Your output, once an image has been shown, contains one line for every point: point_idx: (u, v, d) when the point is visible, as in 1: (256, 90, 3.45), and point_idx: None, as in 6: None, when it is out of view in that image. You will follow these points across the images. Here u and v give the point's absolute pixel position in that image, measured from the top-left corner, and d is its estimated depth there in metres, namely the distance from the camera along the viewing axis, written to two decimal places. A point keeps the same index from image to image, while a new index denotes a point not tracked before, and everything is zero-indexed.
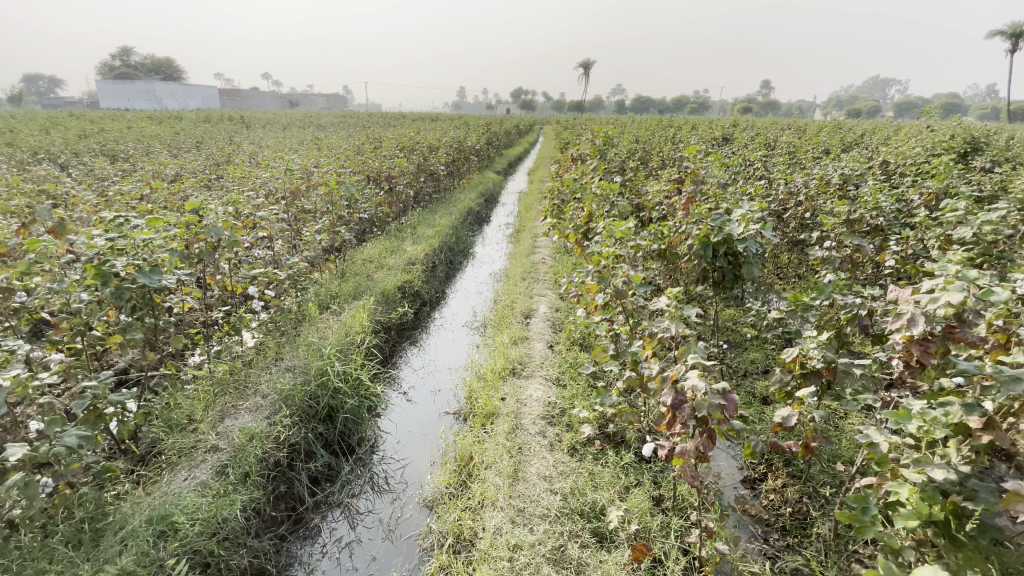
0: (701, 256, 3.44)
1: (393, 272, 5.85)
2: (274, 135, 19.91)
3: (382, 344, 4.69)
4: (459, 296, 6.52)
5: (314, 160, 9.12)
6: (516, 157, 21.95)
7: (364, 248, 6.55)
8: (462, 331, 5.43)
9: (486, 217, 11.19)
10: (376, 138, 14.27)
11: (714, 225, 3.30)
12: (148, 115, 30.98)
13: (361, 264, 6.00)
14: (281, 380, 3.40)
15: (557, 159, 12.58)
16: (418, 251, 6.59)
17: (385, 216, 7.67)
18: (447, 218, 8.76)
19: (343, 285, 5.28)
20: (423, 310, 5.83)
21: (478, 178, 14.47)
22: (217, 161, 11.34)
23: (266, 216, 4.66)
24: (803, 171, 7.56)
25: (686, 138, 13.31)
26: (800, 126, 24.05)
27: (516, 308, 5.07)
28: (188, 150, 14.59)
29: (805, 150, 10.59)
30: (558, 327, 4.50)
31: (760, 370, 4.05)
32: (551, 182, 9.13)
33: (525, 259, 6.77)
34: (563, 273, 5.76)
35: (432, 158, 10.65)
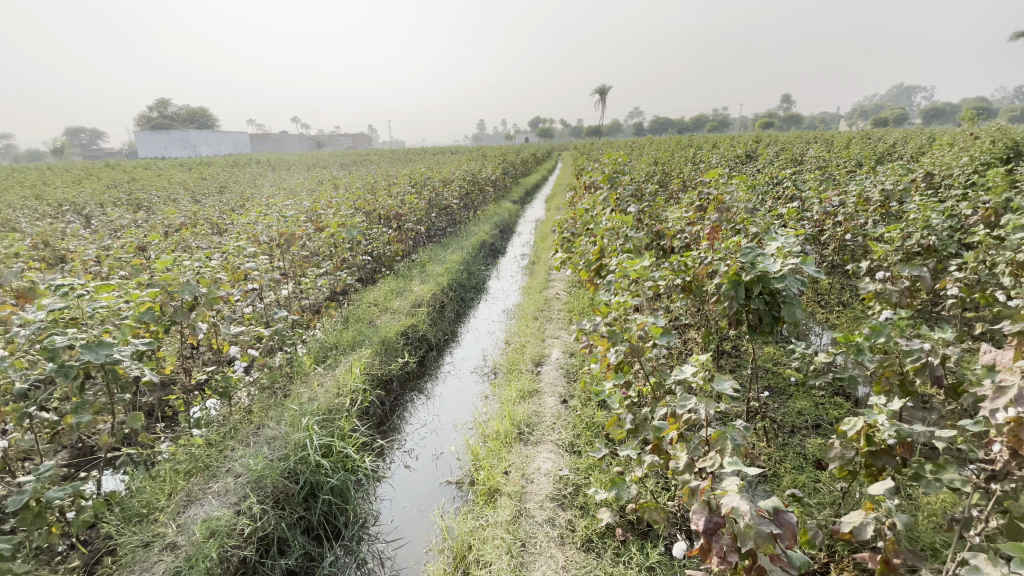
0: (730, 297, 2.96)
1: (397, 315, 5.49)
2: (296, 176, 20.36)
3: (381, 400, 4.28)
4: (469, 337, 6.09)
5: (323, 200, 8.97)
6: (533, 185, 21.75)
7: (369, 291, 6.24)
8: (470, 379, 4.99)
9: (501, 248, 10.87)
10: (391, 174, 14.28)
11: (744, 262, 2.83)
12: (180, 163, 32.32)
13: (364, 308, 5.67)
14: (255, 456, 3.01)
15: (572, 185, 12.24)
16: (425, 292, 6.24)
17: (393, 255, 7.37)
18: (458, 253, 8.43)
19: (342, 334, 4.94)
20: (429, 355, 5.41)
21: (493, 209, 14.21)
22: (231, 205, 11.35)
23: (257, 266, 4.39)
24: (837, 187, 7.00)
25: (707, 158, 12.87)
26: (824, 139, 23.39)
27: (527, 353, 4.63)
28: (211, 196, 14.90)
29: (835, 164, 9.96)
30: (573, 376, 4.04)
31: (808, 423, 3.49)
32: (566, 211, 8.73)
33: (539, 295, 6.34)
34: (578, 311, 5.30)
35: (445, 192, 10.45)
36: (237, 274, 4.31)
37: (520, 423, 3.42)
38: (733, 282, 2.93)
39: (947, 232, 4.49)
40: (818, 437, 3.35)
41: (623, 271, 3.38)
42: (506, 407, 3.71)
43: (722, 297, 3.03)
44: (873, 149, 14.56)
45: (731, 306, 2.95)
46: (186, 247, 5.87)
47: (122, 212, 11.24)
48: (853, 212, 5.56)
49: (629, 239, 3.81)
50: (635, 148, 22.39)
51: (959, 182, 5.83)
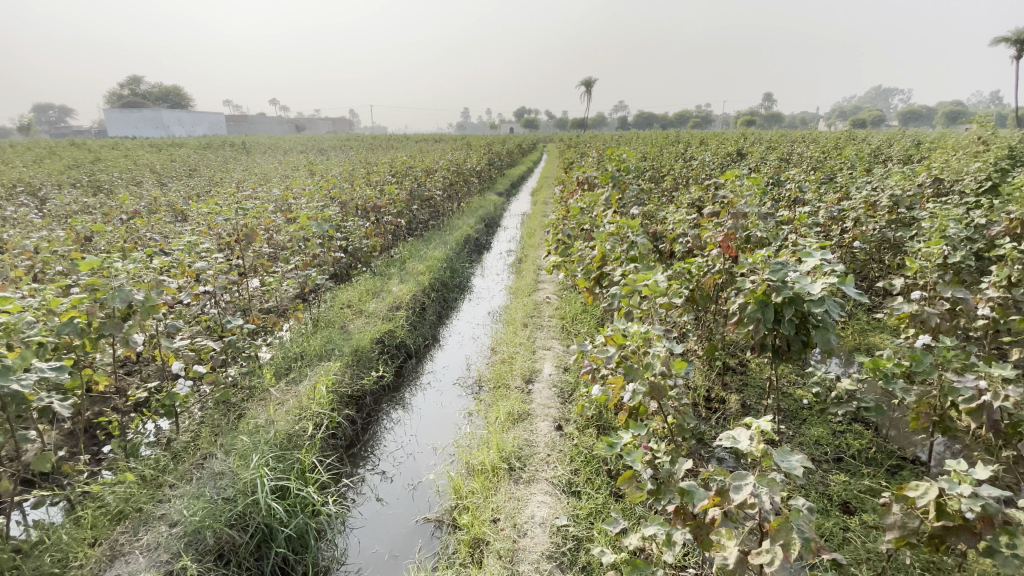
0: (755, 320, 2.57)
1: (372, 320, 5.00)
2: (271, 161, 19.48)
3: (350, 420, 3.82)
4: (451, 343, 5.63)
5: (296, 189, 8.36)
6: (518, 176, 21.20)
7: (342, 291, 5.73)
8: (452, 392, 4.54)
9: (486, 243, 10.41)
10: (371, 162, 13.64)
11: (774, 281, 2.44)
12: (149, 142, 30.90)
13: (335, 312, 5.16)
14: (196, 499, 2.54)
15: (561, 179, 11.80)
16: (404, 293, 5.76)
17: (370, 251, 6.85)
18: (441, 249, 7.93)
19: (309, 342, 4.44)
20: (407, 365, 4.95)
21: (477, 201, 13.69)
22: (198, 192, 10.63)
23: (210, 265, 3.85)
24: (839, 189, 6.72)
25: (699, 155, 12.59)
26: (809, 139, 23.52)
27: (515, 366, 4.20)
28: (177, 179, 14.05)
29: (831, 165, 9.70)
30: (568, 397, 3.63)
31: (828, 456, 3.16)
32: (555, 207, 8.29)
33: (527, 299, 5.91)
34: (570, 320, 4.88)
35: (427, 184, 9.91)
36: (186, 275, 3.78)
37: (510, 455, 3.00)
38: (760, 302, 2.54)
39: (968, 243, 4.19)
40: (841, 473, 3.01)
41: (630, 285, 2.97)
42: (493, 434, 3.29)
43: (744, 318, 2.65)
44: (864, 149, 14.40)
45: (756, 330, 2.57)
46: (136, 239, 5.26)
47: (77, 195, 10.41)
48: (861, 218, 5.24)
49: (634, 246, 3.40)
50: (624, 142, 22.01)
51: (969, 188, 5.57)
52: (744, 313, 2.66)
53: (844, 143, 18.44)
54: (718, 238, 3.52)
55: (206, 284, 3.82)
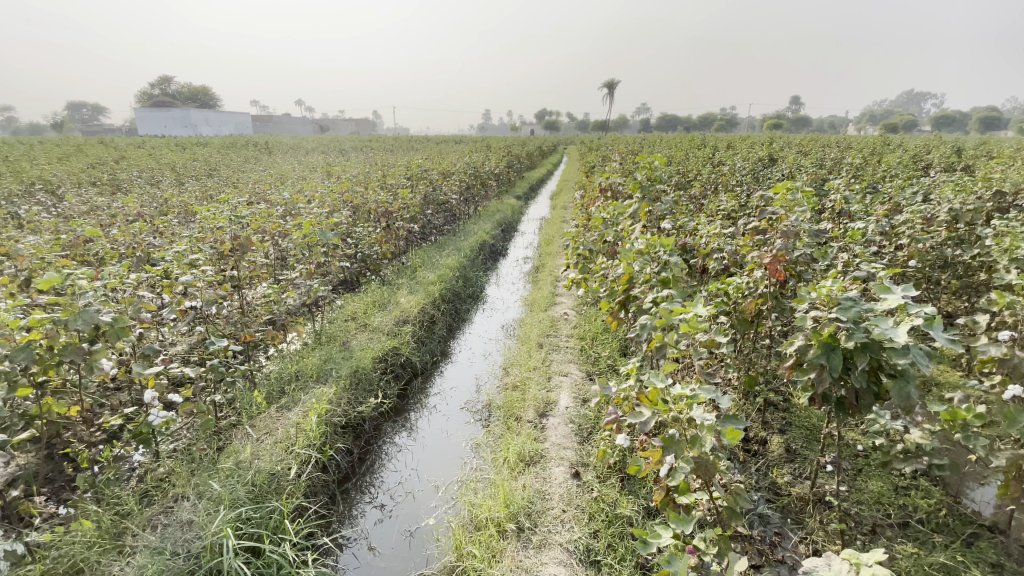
0: (818, 366, 2.14)
1: (376, 336, 4.64)
2: (290, 161, 19.43)
3: (344, 451, 3.46)
4: (462, 361, 5.25)
5: (307, 192, 8.09)
6: (538, 180, 20.76)
7: (346, 304, 5.40)
8: (458, 419, 4.15)
9: (502, 249, 10.03)
10: (388, 164, 13.37)
11: (844, 321, 2.01)
12: (175, 141, 31.41)
13: (338, 327, 4.83)
14: (153, 560, 2.20)
15: (581, 184, 11.35)
16: (412, 305, 5.39)
17: (379, 259, 6.51)
18: (454, 256, 7.56)
19: (306, 361, 4.11)
20: (413, 385, 4.58)
21: (495, 205, 13.31)
22: (211, 193, 10.46)
23: (197, 278, 3.55)
24: (887, 201, 6.15)
25: (727, 159, 12.04)
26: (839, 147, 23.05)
27: (529, 395, 3.80)
28: (194, 179, 14.01)
29: (873, 173, 9.04)
30: (586, 436, 3.22)
31: (892, 520, 2.68)
32: (575, 214, 7.85)
33: (543, 315, 5.49)
34: (590, 342, 4.45)
35: (442, 187, 9.57)
36: (170, 289, 3.48)
37: (519, 510, 2.60)
38: (825, 346, 2.10)
39: None
40: (910, 544, 2.53)
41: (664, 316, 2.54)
42: (500, 480, 2.89)
43: (802, 362, 2.21)
44: (904, 156, 13.58)
45: (819, 378, 2.13)
46: (133, 245, 5.01)
47: (94, 194, 10.35)
48: (918, 235, 4.69)
49: (666, 268, 2.98)
50: (647, 147, 21.43)
51: None
52: (803, 357, 2.22)
53: (881, 149, 17.58)
54: (764, 259, 3.08)
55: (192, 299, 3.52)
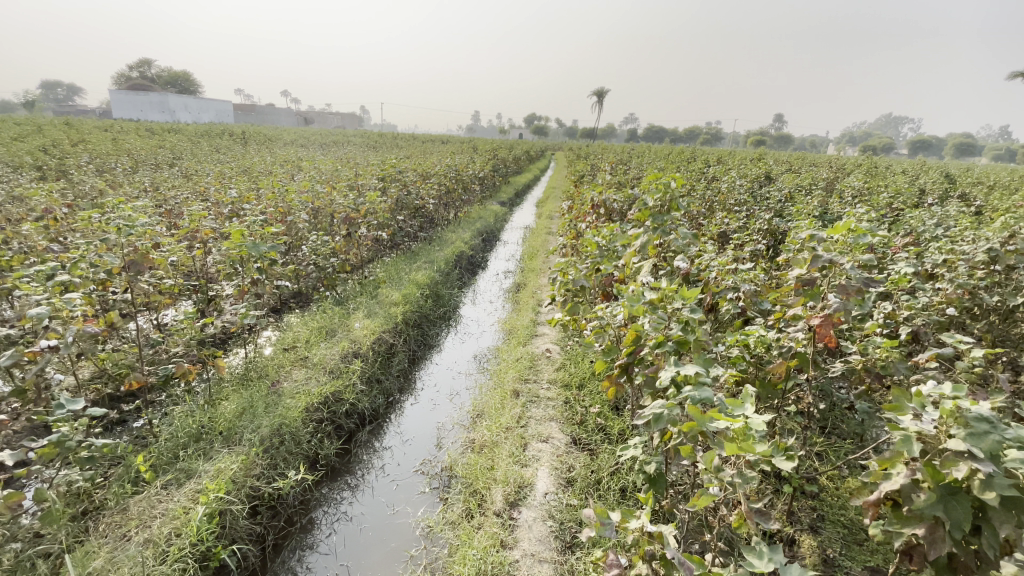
0: (928, 518, 1.43)
1: (315, 376, 3.82)
2: (264, 153, 18.43)
3: (250, 543, 2.66)
4: (422, 401, 4.43)
5: (262, 189, 7.19)
6: (524, 185, 20.02)
7: (287, 332, 4.55)
8: (409, 486, 3.35)
9: (482, 261, 9.24)
10: (365, 162, 12.52)
11: (982, 458, 1.31)
12: (145, 125, 30.07)
13: (270, 365, 3.98)
14: None
15: (570, 195, 10.63)
16: (366, 334, 4.56)
17: (335, 274, 5.66)
18: (425, 270, 6.73)
19: (217, 414, 3.27)
20: (358, 439, 3.76)
21: (477, 211, 12.53)
22: (165, 185, 9.53)
23: (65, 307, 2.69)
24: (908, 233, 5.51)
25: (721, 175, 11.47)
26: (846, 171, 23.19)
27: (497, 468, 3.02)
28: (153, 168, 13.00)
29: (878, 198, 8.48)
30: (569, 540, 2.45)
31: None
32: (561, 229, 7.08)
33: (521, 350, 4.71)
34: (576, 394, 3.69)
35: (418, 191, 8.75)
36: (25, 322, 2.61)
37: None
38: (941, 490, 1.40)
39: None
40: None
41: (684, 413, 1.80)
42: None
43: (899, 505, 1.49)
44: (898, 181, 13.20)
45: (931, 537, 1.40)
46: (25, 250, 4.13)
47: (29, 180, 9.30)
48: (961, 278, 4.02)
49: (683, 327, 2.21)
50: (635, 157, 21.06)
51: None
52: (899, 498, 1.49)
53: (874, 171, 17.26)
54: (812, 320, 2.37)
55: (55, 335, 2.66)
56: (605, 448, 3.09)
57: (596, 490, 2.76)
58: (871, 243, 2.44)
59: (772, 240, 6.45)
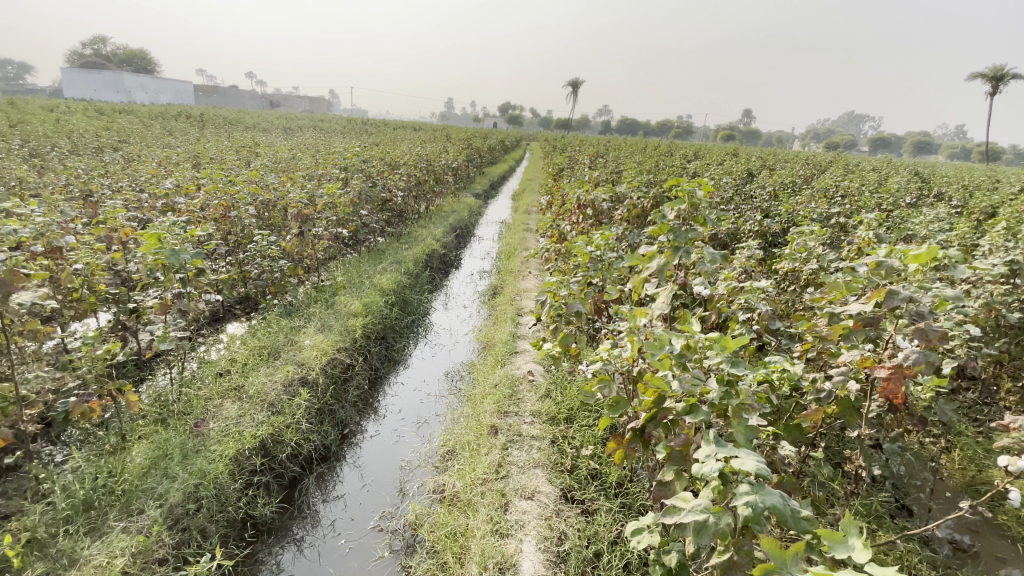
0: None
1: (250, 413, 3.19)
2: (220, 138, 17.23)
3: None
4: (383, 431, 3.84)
5: (204, 179, 6.34)
6: (499, 177, 19.39)
7: (222, 353, 3.85)
8: (365, 545, 2.77)
9: (454, 259, 8.62)
10: (329, 150, 11.67)
11: None
12: (95, 106, 28.15)
13: (196, 401, 3.31)
14: None
15: (549, 188, 10.06)
16: (317, 354, 3.89)
17: (286, 279, 4.95)
18: (391, 272, 6.07)
19: (121, 469, 2.61)
20: (304, 485, 3.16)
21: (450, 204, 11.85)
22: (101, 172, 8.57)
23: None
24: (912, 238, 5.14)
25: (703, 171, 11.09)
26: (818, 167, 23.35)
27: (471, 535, 2.46)
28: (95, 152, 11.93)
29: (866, 198, 8.19)
30: None
31: None
32: (540, 228, 6.50)
33: (498, 371, 4.14)
34: (563, 432, 3.15)
35: (384, 183, 8.03)
36: None
37: None
38: None
39: None
40: None
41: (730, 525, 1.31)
42: None
43: None
44: (876, 180, 13.13)
45: None
46: None
47: None
48: (986, 293, 3.62)
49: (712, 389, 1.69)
50: (612, 150, 20.64)
51: None
52: None
53: (848, 168, 17.29)
54: (877, 371, 1.86)
55: None
56: (601, 506, 2.57)
57: (595, 570, 2.24)
58: (955, 274, 1.89)
59: (766, 243, 6.02)
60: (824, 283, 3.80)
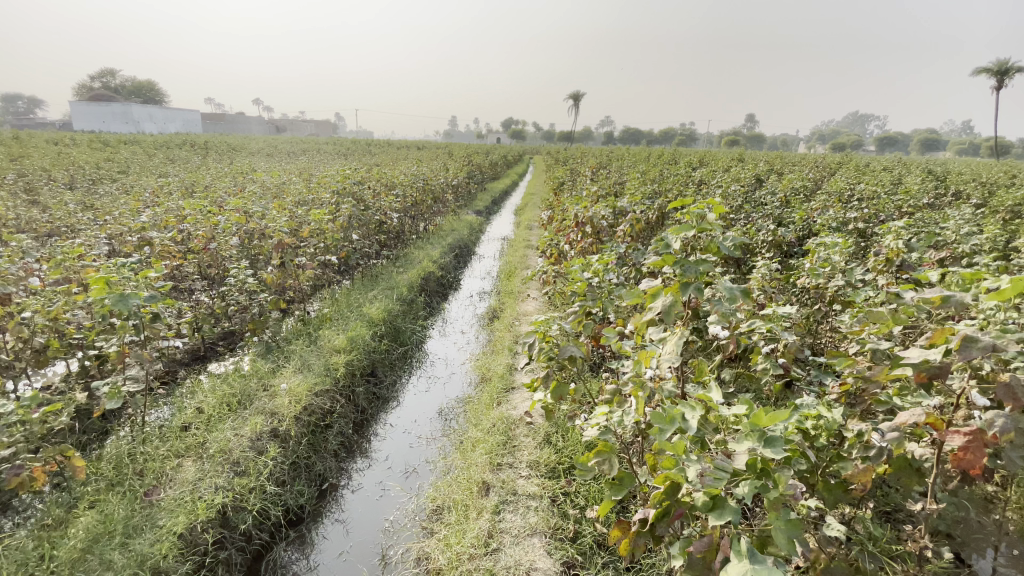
0: None
1: (210, 477, 2.82)
2: (220, 163, 17.16)
3: None
4: (368, 483, 3.45)
5: (186, 210, 6.06)
6: (501, 192, 19.12)
7: (189, 403, 3.50)
8: None
9: (454, 281, 8.27)
10: (326, 172, 11.44)
11: None
12: (101, 138, 28.45)
13: (150, 463, 2.91)
14: None
15: (550, 203, 9.73)
16: (291, 402, 3.54)
17: (266, 315, 4.61)
18: (382, 300, 5.72)
19: (51, 554, 2.24)
20: (271, 557, 2.78)
21: (450, 222, 11.54)
22: (91, 205, 8.36)
23: None
24: (944, 244, 4.69)
25: (710, 179, 10.70)
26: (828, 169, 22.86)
27: None
28: (91, 184, 11.80)
29: (885, 200, 7.74)
30: None
31: None
32: (539, 247, 6.13)
33: (493, 411, 3.75)
34: (564, 488, 2.75)
35: (377, 205, 7.72)
36: None
37: None
38: None
39: None
40: None
41: None
42: None
43: None
44: (890, 180, 12.64)
45: None
46: None
47: None
48: None
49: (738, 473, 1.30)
50: (616, 160, 20.32)
51: None
52: None
53: (861, 170, 16.79)
54: (949, 438, 1.49)
55: None
56: None
57: None
58: None
59: (782, 254, 5.60)
60: (854, 302, 3.39)
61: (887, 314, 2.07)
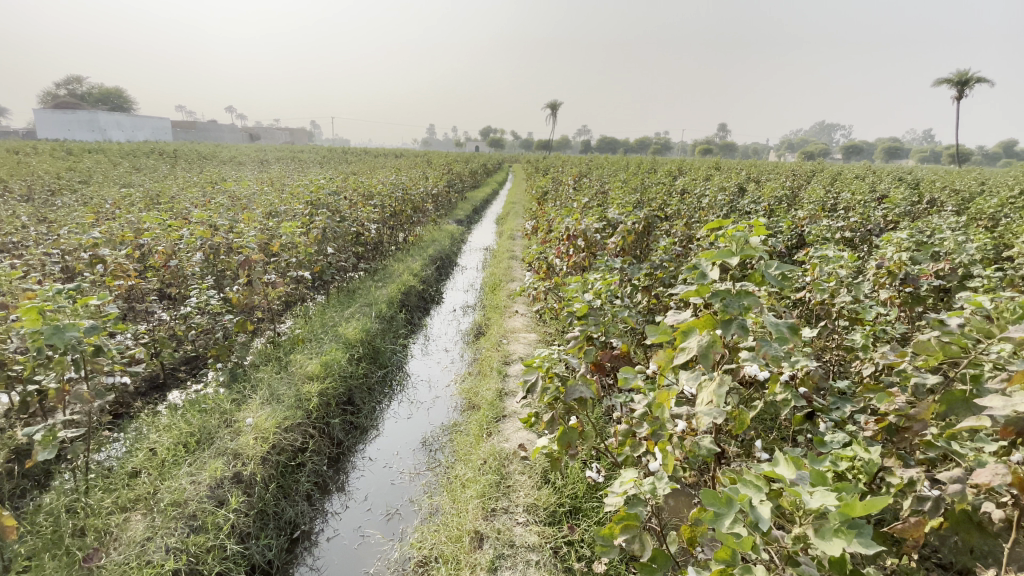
0: None
1: (161, 535, 2.45)
2: (188, 172, 16.47)
3: None
4: (345, 529, 3.11)
5: (145, 224, 5.61)
6: (482, 201, 18.88)
7: (141, 444, 3.09)
8: None
9: (436, 294, 7.96)
10: (300, 181, 11.00)
11: None
12: (62, 145, 27.30)
13: (92, 518, 2.51)
14: None
15: (534, 212, 9.50)
16: (258, 440, 3.18)
17: (232, 338, 4.22)
18: (360, 318, 5.38)
19: None
20: None
21: (430, 232, 11.21)
22: (43, 218, 7.78)
23: None
24: (941, 253, 4.60)
25: (692, 187, 10.63)
26: (803, 176, 23.22)
27: None
28: (44, 194, 11.09)
29: (868, 209, 7.73)
30: None
31: None
32: (525, 259, 5.88)
33: (483, 443, 3.45)
34: (567, 536, 2.47)
35: (353, 216, 7.36)
36: None
37: None
38: None
39: None
40: None
41: None
42: None
43: None
44: (865, 188, 12.80)
45: None
46: None
47: None
48: None
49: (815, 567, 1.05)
50: (596, 168, 20.24)
51: None
52: None
53: (836, 178, 17.06)
54: None
55: None
56: None
57: None
58: None
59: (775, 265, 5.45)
60: (864, 320, 3.21)
61: (930, 344, 1.86)
